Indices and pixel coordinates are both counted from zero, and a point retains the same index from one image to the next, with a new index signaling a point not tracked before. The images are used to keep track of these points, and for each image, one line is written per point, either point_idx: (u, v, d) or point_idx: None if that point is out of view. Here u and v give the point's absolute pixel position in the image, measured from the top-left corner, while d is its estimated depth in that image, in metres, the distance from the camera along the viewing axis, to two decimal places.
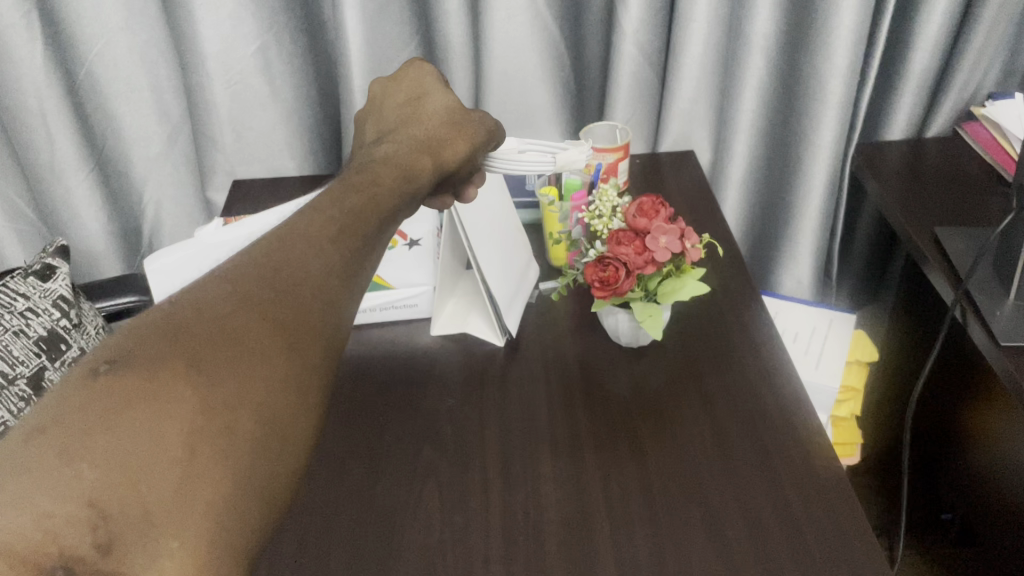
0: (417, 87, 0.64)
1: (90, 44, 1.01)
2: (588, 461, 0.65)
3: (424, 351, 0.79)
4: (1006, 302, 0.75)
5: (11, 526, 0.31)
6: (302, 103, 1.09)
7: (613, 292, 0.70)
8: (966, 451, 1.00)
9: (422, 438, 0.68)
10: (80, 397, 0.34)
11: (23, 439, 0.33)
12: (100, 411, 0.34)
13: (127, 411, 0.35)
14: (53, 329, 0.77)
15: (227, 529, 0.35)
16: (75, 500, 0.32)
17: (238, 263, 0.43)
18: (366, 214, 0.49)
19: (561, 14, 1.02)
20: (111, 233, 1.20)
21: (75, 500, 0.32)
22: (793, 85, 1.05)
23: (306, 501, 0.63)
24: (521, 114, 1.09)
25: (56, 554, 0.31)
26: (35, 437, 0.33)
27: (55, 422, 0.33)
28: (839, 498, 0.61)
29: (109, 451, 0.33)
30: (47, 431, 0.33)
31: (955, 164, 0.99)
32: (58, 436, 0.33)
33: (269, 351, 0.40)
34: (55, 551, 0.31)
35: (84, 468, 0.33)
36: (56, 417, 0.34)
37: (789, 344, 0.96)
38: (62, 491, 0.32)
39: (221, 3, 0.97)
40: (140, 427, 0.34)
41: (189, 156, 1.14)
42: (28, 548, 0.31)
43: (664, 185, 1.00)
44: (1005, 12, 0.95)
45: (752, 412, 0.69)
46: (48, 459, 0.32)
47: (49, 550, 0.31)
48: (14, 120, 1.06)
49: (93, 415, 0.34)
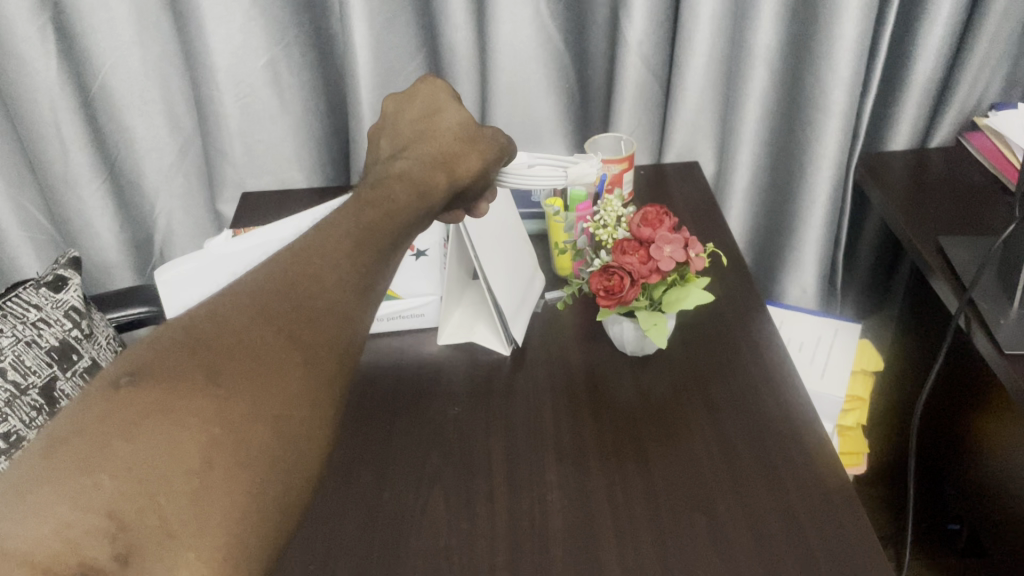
0: (432, 105, 0.64)
1: (103, 58, 1.03)
2: (593, 468, 0.66)
3: (430, 360, 0.80)
4: (1010, 310, 0.75)
5: (31, 536, 0.32)
6: (311, 116, 1.10)
7: (618, 300, 0.71)
8: (971, 459, 1.01)
9: (431, 445, 0.69)
10: (101, 408, 0.35)
11: (45, 448, 0.34)
12: (121, 422, 0.35)
13: (146, 422, 0.36)
14: (65, 340, 0.77)
15: (245, 539, 0.35)
16: (95, 511, 0.33)
17: (255, 276, 0.43)
18: (383, 228, 0.49)
19: (566, 27, 1.03)
20: (123, 242, 1.22)
21: (95, 511, 0.33)
22: (797, 95, 1.06)
23: (317, 509, 0.64)
24: (527, 125, 1.10)
25: (76, 563, 0.32)
26: (57, 449, 0.34)
27: (76, 433, 0.35)
28: (844, 505, 0.61)
29: (128, 462, 0.34)
30: (69, 442, 0.34)
31: (958, 172, 1.00)
32: (79, 447, 0.34)
33: (285, 364, 0.40)
34: (75, 561, 0.32)
35: (104, 478, 0.34)
36: (77, 428, 0.35)
37: (794, 353, 0.97)
38: (82, 503, 0.33)
39: (232, 18, 0.98)
40: (158, 438, 0.35)
41: (200, 167, 1.15)
42: (48, 557, 0.31)
43: (668, 195, 1.01)
44: (1007, 23, 0.96)
45: (756, 420, 0.70)
46: (68, 471, 0.33)
47: (68, 560, 0.32)
48: (28, 132, 1.08)
49: (114, 425, 0.35)
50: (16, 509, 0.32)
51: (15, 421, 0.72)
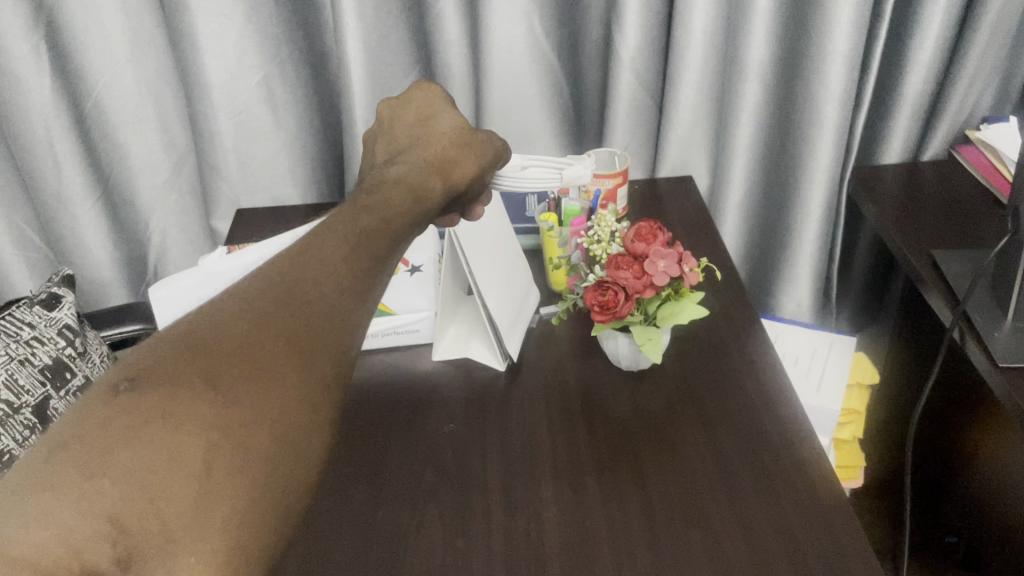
0: (426, 109, 0.65)
1: (98, 75, 1.03)
2: (589, 485, 0.65)
3: (425, 377, 0.79)
4: (1004, 323, 0.75)
5: (34, 541, 0.31)
6: (305, 131, 1.10)
7: (612, 316, 0.71)
8: (967, 472, 1.01)
9: (425, 462, 0.68)
10: (101, 414, 0.35)
11: (46, 454, 0.33)
12: (122, 428, 0.35)
13: (147, 427, 0.35)
14: (58, 358, 0.76)
15: (241, 543, 0.35)
16: (96, 515, 0.32)
17: (252, 282, 0.43)
18: (379, 234, 0.49)
19: (559, 44, 1.04)
20: (117, 260, 1.21)
21: (97, 516, 0.32)
22: (789, 108, 1.07)
23: (310, 528, 0.63)
24: (522, 141, 1.10)
25: (78, 568, 0.31)
26: (59, 454, 0.33)
27: (77, 439, 0.34)
28: (842, 526, 0.61)
29: (130, 467, 0.34)
30: (71, 448, 0.34)
31: (951, 185, 1.01)
32: (81, 453, 0.34)
33: (283, 369, 0.40)
34: (76, 565, 0.31)
35: (106, 484, 0.33)
36: (77, 434, 0.34)
37: (789, 367, 0.97)
38: (85, 508, 0.32)
39: (226, 35, 0.99)
40: (158, 443, 0.35)
41: (195, 184, 1.15)
42: (51, 562, 0.31)
43: (663, 211, 1.02)
44: (996, 37, 0.97)
45: (752, 435, 0.69)
46: (70, 476, 0.33)
47: (70, 565, 0.31)
48: (22, 150, 1.08)
49: (114, 432, 0.34)
50: (15, 516, 0.32)
51: (8, 440, 0.71)
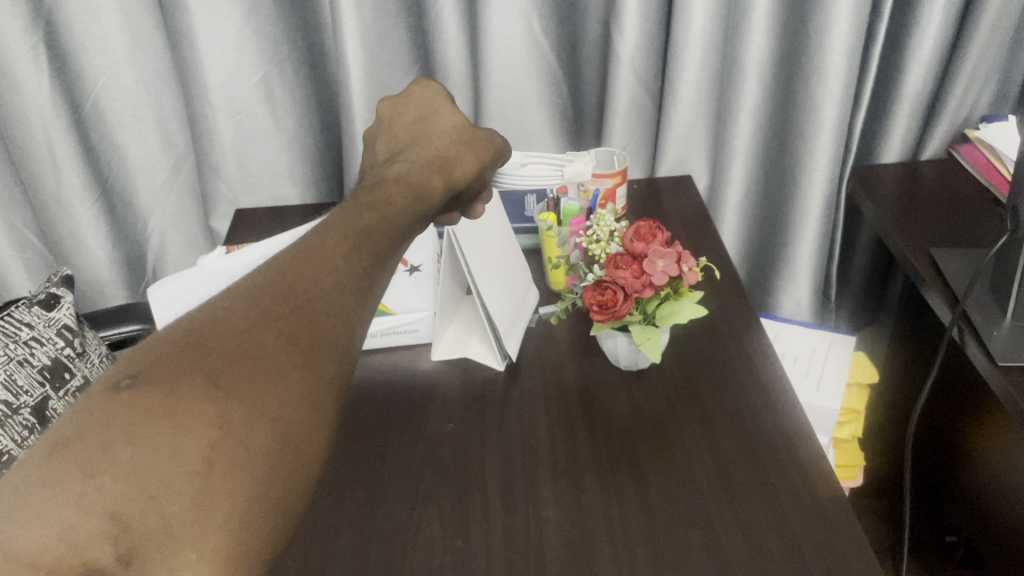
0: (426, 108, 0.65)
1: (96, 76, 1.03)
2: (588, 485, 0.65)
3: (424, 376, 0.79)
4: (1003, 322, 0.75)
5: (35, 537, 0.31)
6: (304, 131, 1.10)
7: (612, 315, 0.70)
8: (967, 471, 1.01)
9: (424, 462, 0.68)
10: (102, 412, 0.35)
11: (48, 452, 0.33)
12: (122, 426, 0.35)
13: (148, 425, 0.35)
14: (57, 359, 0.76)
15: (242, 540, 0.35)
16: (97, 513, 0.32)
17: (253, 280, 0.43)
18: (380, 231, 0.48)
19: (558, 43, 1.04)
20: (116, 260, 1.21)
21: (97, 513, 0.32)
22: (788, 107, 1.07)
23: (310, 529, 0.63)
24: (521, 140, 1.10)
25: (79, 566, 0.32)
26: (60, 452, 0.33)
27: (79, 437, 0.34)
28: (842, 526, 0.61)
29: (130, 465, 0.34)
30: (72, 445, 0.34)
31: (950, 185, 1.01)
32: (82, 451, 0.34)
33: (283, 367, 0.40)
34: (78, 562, 0.32)
35: (106, 481, 0.33)
36: (79, 431, 0.34)
37: (788, 367, 0.97)
38: (86, 506, 0.32)
39: (225, 35, 0.98)
40: (159, 440, 0.35)
41: (193, 185, 1.15)
42: (52, 559, 0.31)
43: (662, 210, 1.02)
44: (994, 37, 0.98)
45: (751, 436, 0.69)
46: (71, 474, 0.33)
47: (71, 562, 0.32)
48: (20, 150, 1.08)
49: (115, 429, 0.34)
50: (16, 513, 0.32)
51: (8, 440, 0.71)
